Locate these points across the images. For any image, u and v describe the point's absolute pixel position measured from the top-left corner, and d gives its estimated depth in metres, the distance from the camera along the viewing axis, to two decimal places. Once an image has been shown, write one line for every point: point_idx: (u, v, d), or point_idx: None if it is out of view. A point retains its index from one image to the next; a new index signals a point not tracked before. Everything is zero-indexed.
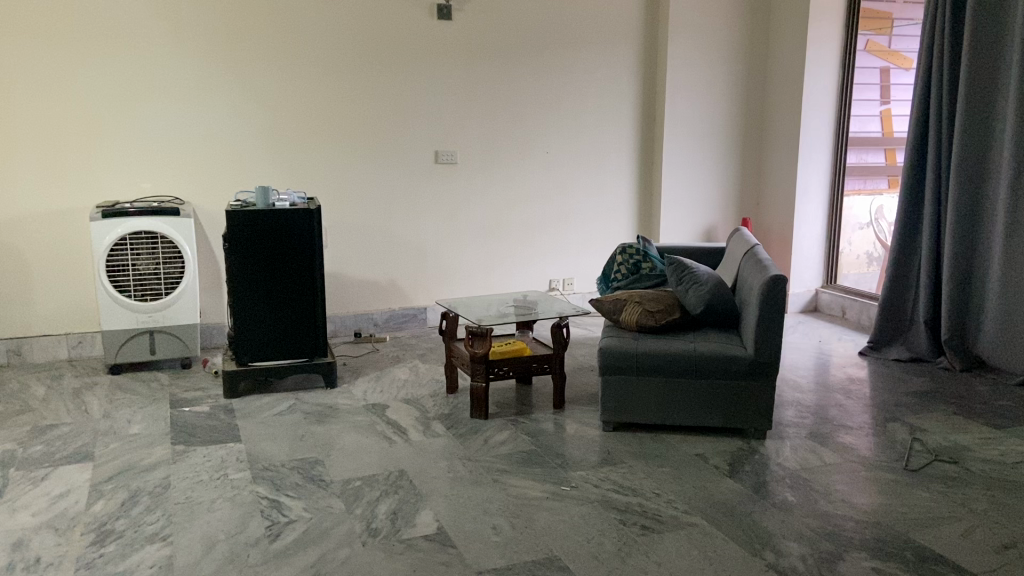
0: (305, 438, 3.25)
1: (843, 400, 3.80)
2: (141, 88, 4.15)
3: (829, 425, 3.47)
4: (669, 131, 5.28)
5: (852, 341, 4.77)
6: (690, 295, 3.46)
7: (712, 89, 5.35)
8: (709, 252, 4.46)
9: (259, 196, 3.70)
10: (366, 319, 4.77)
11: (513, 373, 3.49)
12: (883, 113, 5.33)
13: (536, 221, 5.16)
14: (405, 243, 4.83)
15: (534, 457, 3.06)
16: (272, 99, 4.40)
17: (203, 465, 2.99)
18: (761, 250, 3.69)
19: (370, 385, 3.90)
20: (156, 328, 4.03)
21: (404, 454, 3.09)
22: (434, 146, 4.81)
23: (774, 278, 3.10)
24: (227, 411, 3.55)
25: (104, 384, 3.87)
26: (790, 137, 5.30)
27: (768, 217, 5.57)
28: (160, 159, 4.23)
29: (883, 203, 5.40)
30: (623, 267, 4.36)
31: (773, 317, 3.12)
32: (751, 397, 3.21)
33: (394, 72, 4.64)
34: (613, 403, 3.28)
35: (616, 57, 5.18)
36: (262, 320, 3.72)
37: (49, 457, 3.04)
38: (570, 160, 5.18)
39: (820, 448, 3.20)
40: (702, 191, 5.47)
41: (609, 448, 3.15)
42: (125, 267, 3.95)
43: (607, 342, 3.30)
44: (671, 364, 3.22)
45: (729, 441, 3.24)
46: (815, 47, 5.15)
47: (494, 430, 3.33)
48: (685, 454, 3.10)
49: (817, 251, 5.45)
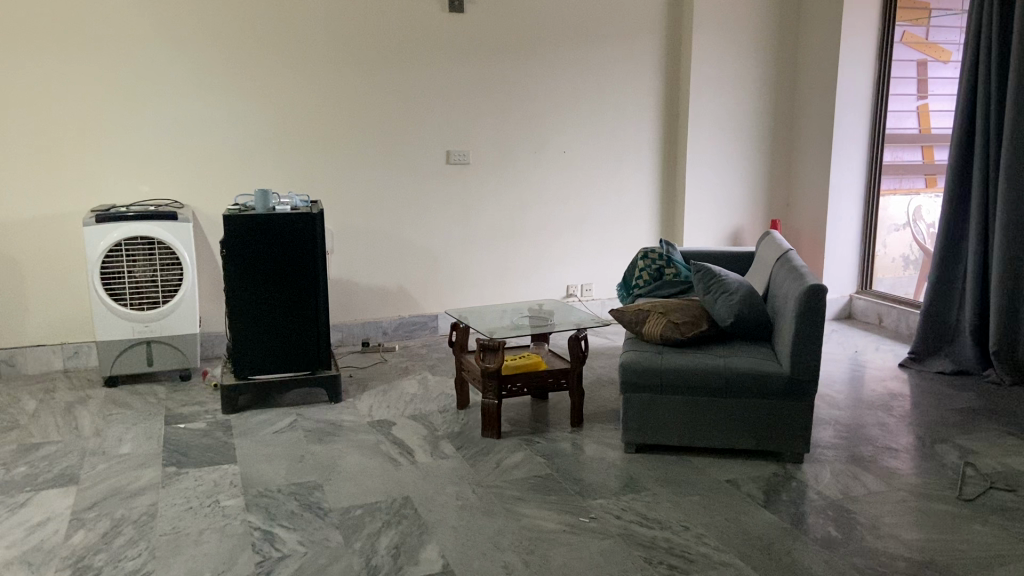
0: (305, 459, 3.03)
1: (883, 418, 3.52)
2: (138, 86, 3.96)
3: (871, 446, 3.20)
4: (693, 128, 5.01)
5: (891, 350, 4.48)
6: (720, 305, 3.20)
7: (739, 84, 5.07)
8: (737, 256, 4.22)
9: (258, 199, 3.51)
10: (374, 327, 4.56)
11: (527, 390, 3.25)
12: (920, 108, 4.94)
13: (553, 225, 4.91)
14: (415, 248, 4.61)
15: (550, 482, 2.82)
16: (277, 98, 4.20)
17: (194, 490, 2.78)
18: (795, 256, 3.43)
19: (377, 400, 3.68)
20: (154, 338, 3.84)
21: (410, 478, 2.86)
22: (445, 146, 4.58)
23: (812, 288, 2.84)
24: (225, 428, 3.34)
25: (99, 398, 3.68)
26: (822, 133, 5.02)
27: (799, 218, 5.28)
28: (160, 162, 4.05)
29: (921, 203, 5.06)
30: (645, 273, 4.14)
31: (812, 331, 2.86)
32: (787, 417, 2.95)
33: (404, 67, 4.42)
34: (635, 423, 3.03)
35: (638, 51, 4.92)
36: (262, 330, 3.51)
37: (32, 481, 2.85)
38: (588, 159, 4.93)
39: (862, 473, 2.93)
40: (729, 192, 5.19)
41: (632, 473, 2.90)
42: (122, 274, 3.76)
43: (629, 356, 3.05)
44: (698, 382, 2.96)
45: (763, 464, 2.98)
46: (848, 40, 4.86)
47: (507, 451, 3.10)
48: (716, 479, 2.85)
49: (851, 254, 5.17)
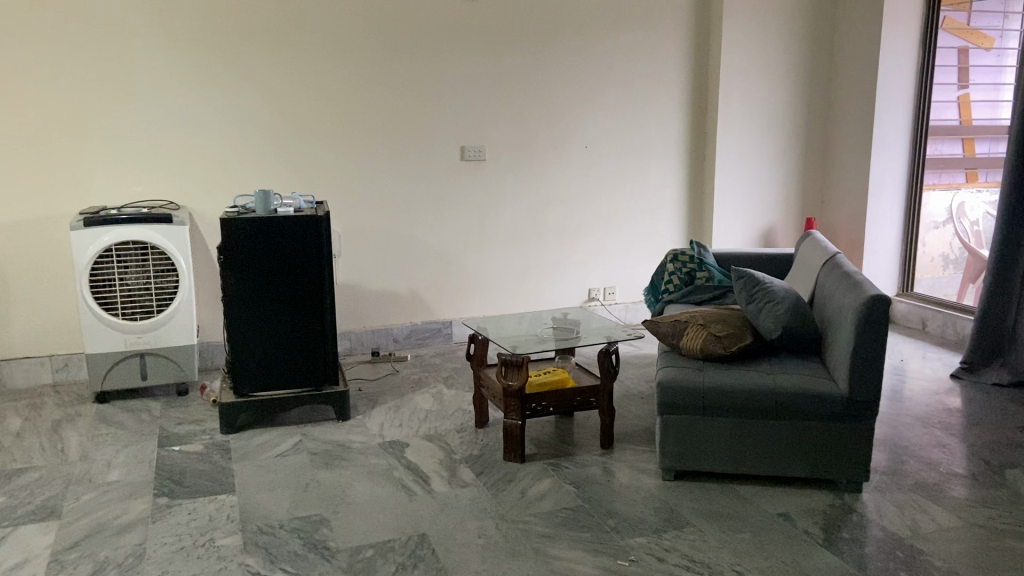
0: (310, 488, 2.75)
1: (943, 437, 3.21)
2: (130, 79, 3.68)
3: (935, 471, 2.90)
4: (724, 122, 4.70)
5: (939, 359, 4.17)
6: (764, 316, 2.91)
7: (772, 76, 4.76)
8: (774, 259, 3.92)
9: (259, 201, 3.20)
10: (385, 335, 4.28)
11: (553, 409, 2.96)
12: (962, 98, 4.70)
13: (574, 224, 4.62)
14: (428, 250, 4.32)
15: (581, 517, 2.53)
16: (279, 91, 3.91)
17: (188, 526, 2.51)
18: (845, 260, 3.14)
19: (388, 417, 3.39)
20: (147, 350, 3.57)
21: (425, 511, 2.58)
22: (459, 141, 4.29)
23: (874, 298, 2.54)
24: (223, 451, 3.07)
25: (88, 416, 3.42)
26: (862, 128, 4.72)
27: (836, 218, 4.97)
28: (155, 160, 3.77)
29: (965, 198, 4.79)
30: (675, 277, 3.87)
31: (873, 347, 2.56)
32: (843, 443, 2.65)
33: (416, 59, 4.13)
34: (674, 448, 2.73)
35: (664, 39, 4.61)
36: (264, 345, 3.24)
37: (9, 514, 2.58)
38: (612, 157, 4.63)
39: (929, 505, 2.63)
40: (761, 188, 4.88)
41: (672, 504, 2.61)
42: (113, 281, 3.49)
43: (667, 373, 2.76)
44: (745, 402, 2.67)
45: (818, 495, 2.68)
46: (889, 27, 4.56)
47: (532, 477, 2.81)
48: (767, 513, 2.56)
49: (891, 254, 4.87)
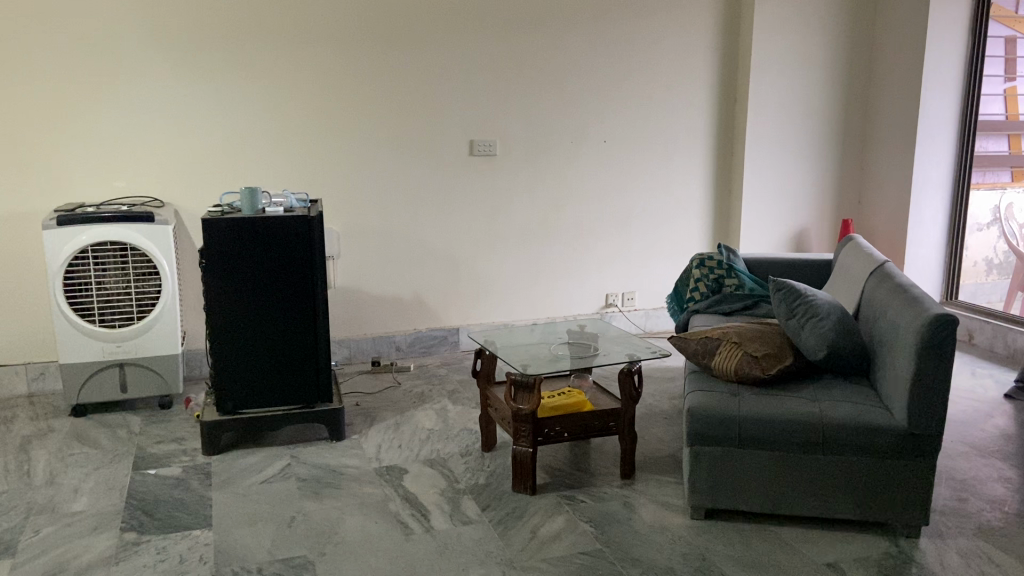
0: (296, 523, 2.46)
1: (1004, 469, 2.87)
2: (113, 67, 3.39)
3: (998, 511, 2.56)
4: (754, 116, 4.35)
5: (989, 376, 3.82)
6: (807, 334, 2.59)
7: (806, 67, 4.40)
8: (810, 266, 3.59)
9: (246, 199, 2.89)
10: (387, 343, 3.98)
11: (568, 436, 2.65)
12: (1008, 91, 4.47)
13: (591, 225, 4.30)
14: (435, 252, 4.02)
15: (600, 565, 2.22)
16: (276, 81, 3.62)
17: (155, 568, 2.21)
18: (895, 271, 2.81)
19: (386, 437, 3.10)
20: (127, 361, 3.28)
21: (423, 555, 2.28)
22: (468, 135, 3.97)
23: (938, 319, 2.21)
24: (202, 475, 2.78)
25: (62, 432, 3.14)
26: (904, 123, 4.36)
27: (874, 219, 4.61)
28: (139, 154, 3.49)
29: (1011, 199, 4.63)
30: (702, 284, 3.54)
31: (935, 375, 2.23)
32: (899, 481, 2.33)
33: (420, 47, 3.81)
34: (705, 484, 2.42)
35: (692, 27, 4.27)
36: (250, 359, 2.94)
37: None
38: (634, 154, 4.30)
39: (997, 554, 2.30)
40: (792, 188, 4.53)
41: (703, 550, 2.30)
42: (88, 286, 3.20)
43: (698, 399, 2.44)
44: (786, 434, 2.35)
45: (869, 540, 2.36)
46: (938, 14, 4.21)
47: (544, 513, 2.50)
48: (812, 563, 2.24)
49: (934, 260, 4.51)
